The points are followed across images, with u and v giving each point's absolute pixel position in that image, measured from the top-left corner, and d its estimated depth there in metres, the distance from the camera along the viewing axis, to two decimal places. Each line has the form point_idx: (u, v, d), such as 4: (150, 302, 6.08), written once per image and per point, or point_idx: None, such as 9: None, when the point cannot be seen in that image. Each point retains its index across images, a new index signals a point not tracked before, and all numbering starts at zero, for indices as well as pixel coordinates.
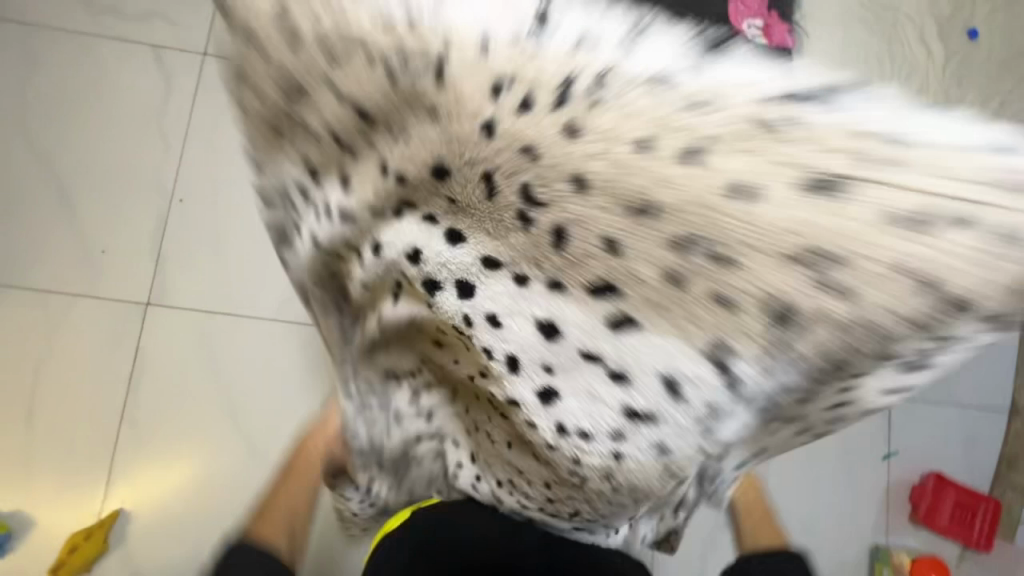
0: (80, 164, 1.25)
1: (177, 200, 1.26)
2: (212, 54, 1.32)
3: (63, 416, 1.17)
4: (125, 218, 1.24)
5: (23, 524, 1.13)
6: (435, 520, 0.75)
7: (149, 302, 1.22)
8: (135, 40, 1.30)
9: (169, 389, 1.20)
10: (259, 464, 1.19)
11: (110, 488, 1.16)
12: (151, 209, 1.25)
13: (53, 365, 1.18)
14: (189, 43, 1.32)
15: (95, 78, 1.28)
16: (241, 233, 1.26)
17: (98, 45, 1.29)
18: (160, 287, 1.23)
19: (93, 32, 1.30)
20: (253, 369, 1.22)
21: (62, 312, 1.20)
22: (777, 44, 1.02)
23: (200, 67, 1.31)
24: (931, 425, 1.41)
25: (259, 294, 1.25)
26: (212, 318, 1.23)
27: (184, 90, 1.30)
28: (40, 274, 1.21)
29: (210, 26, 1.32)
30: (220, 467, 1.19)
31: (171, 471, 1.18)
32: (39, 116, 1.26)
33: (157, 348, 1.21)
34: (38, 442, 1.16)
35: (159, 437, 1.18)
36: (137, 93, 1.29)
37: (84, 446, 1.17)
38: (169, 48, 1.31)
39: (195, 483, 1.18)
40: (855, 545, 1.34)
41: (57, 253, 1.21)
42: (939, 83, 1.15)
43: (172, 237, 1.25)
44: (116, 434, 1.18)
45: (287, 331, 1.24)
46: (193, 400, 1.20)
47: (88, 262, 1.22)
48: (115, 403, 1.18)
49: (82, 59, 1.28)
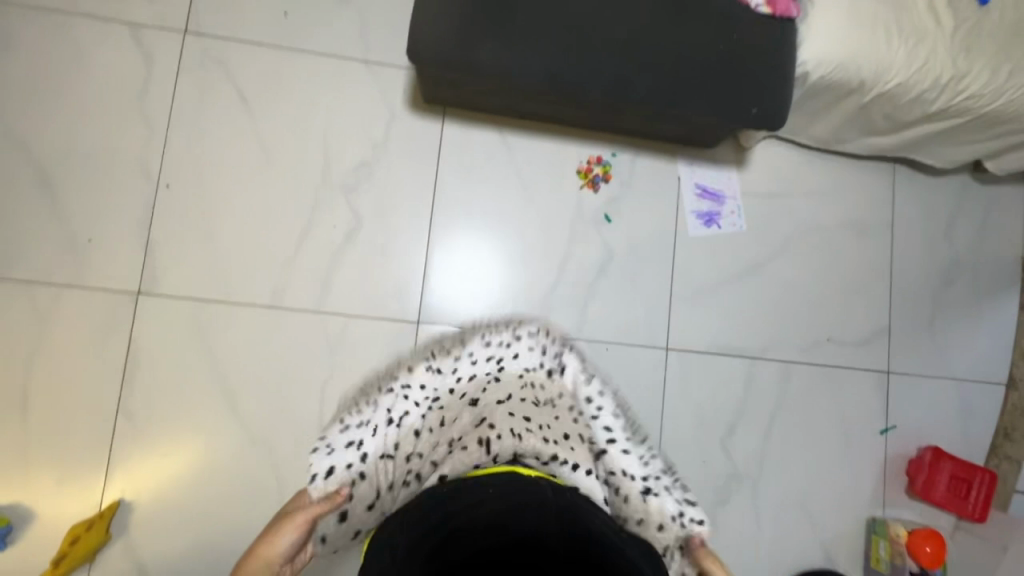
0: (60, 151, 1.21)
1: (163, 185, 1.22)
2: (192, 32, 1.26)
3: (57, 407, 1.16)
4: (111, 204, 1.21)
5: (24, 517, 1.12)
6: (462, 485, 0.60)
7: (139, 291, 1.19)
8: (110, 18, 1.25)
9: (164, 380, 1.18)
10: (258, 452, 1.19)
11: (109, 479, 1.15)
12: (136, 197, 1.21)
13: (44, 358, 1.16)
14: (168, 21, 1.26)
15: (71, 59, 1.23)
16: (231, 217, 1.23)
17: (72, 23, 1.24)
18: (150, 275, 1.20)
19: (65, 9, 1.24)
20: (250, 359, 1.21)
21: (50, 303, 1.17)
22: (779, 14, 1.07)
23: (180, 45, 1.26)
24: (931, 398, 1.42)
25: (253, 282, 1.22)
26: (205, 308, 1.21)
27: (165, 70, 1.25)
28: (26, 265, 1.17)
29: (187, 2, 1.27)
30: (217, 455, 1.18)
31: (171, 461, 1.17)
32: (14, 101, 1.20)
33: (150, 338, 1.19)
34: (33, 434, 1.15)
35: (156, 428, 1.17)
36: (115, 75, 1.24)
37: (81, 438, 1.16)
38: (147, 25, 1.25)
39: (195, 472, 1.17)
40: (852, 518, 1.36)
41: (41, 240, 1.18)
42: (946, 51, 1.12)
43: (160, 225, 1.21)
44: (113, 424, 1.16)
45: (281, 317, 1.22)
46: (189, 388, 1.19)
47: (74, 250, 1.19)
48: (111, 394, 1.17)
49: (54, 39, 1.23)
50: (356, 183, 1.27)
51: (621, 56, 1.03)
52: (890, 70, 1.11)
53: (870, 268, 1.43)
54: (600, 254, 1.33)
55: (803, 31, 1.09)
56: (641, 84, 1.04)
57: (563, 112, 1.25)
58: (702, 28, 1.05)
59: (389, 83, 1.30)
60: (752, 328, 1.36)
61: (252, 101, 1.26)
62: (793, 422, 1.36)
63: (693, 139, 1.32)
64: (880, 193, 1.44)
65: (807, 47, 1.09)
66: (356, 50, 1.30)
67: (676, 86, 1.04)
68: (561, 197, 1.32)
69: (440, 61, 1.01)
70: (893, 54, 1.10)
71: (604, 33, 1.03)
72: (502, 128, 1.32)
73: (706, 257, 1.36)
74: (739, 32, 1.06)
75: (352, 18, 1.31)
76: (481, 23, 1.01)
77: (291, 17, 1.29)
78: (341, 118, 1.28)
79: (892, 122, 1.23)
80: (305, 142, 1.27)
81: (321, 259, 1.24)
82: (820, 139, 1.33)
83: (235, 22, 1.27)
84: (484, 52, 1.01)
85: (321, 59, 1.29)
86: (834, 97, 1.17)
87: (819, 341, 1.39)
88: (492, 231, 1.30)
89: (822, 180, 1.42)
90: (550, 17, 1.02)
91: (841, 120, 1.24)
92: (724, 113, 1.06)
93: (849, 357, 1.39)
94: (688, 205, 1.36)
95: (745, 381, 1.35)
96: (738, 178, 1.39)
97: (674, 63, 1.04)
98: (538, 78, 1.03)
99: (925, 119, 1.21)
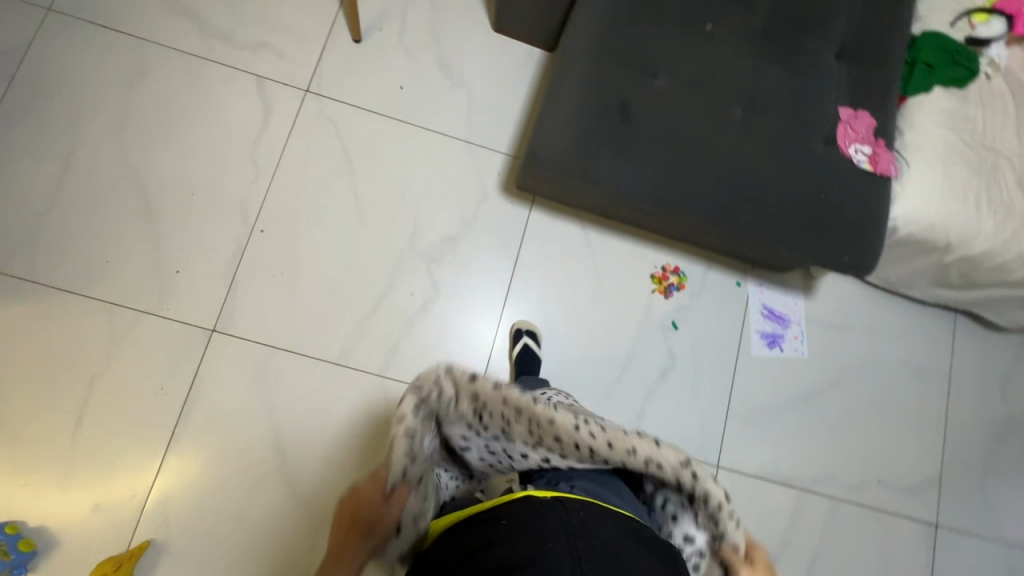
0: (168, 182, 1.25)
1: (257, 229, 1.26)
2: (313, 91, 1.33)
3: (111, 434, 1.15)
4: (205, 238, 1.24)
5: (50, 543, 1.09)
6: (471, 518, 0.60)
7: (214, 329, 1.21)
8: (240, 68, 1.32)
9: (221, 421, 1.18)
10: (297, 511, 1.16)
11: (144, 517, 1.12)
12: (229, 237, 1.25)
13: (109, 381, 1.16)
14: (293, 79, 1.33)
15: (195, 99, 1.30)
16: (315, 268, 1.26)
17: (204, 66, 1.31)
18: (227, 315, 1.22)
19: (201, 54, 1.32)
20: (306, 411, 1.20)
21: (125, 327, 1.18)
22: (881, 172, 1.10)
23: (299, 101, 1.33)
24: (977, 560, 1.38)
25: (320, 335, 1.24)
26: (272, 354, 1.21)
27: (281, 123, 1.31)
28: (110, 284, 1.19)
29: (314, 64, 1.35)
30: (253, 507, 1.15)
31: (206, 505, 1.14)
32: (137, 131, 1.26)
33: (214, 376, 1.19)
34: (81, 454, 1.13)
35: (200, 469, 1.15)
36: (235, 120, 1.30)
37: (128, 466, 1.14)
38: (272, 80, 1.33)
39: (228, 521, 1.14)
40: None
41: (130, 264, 1.21)
42: None
43: (245, 267, 1.24)
44: (159, 459, 1.15)
45: (345, 376, 1.23)
46: (242, 427, 1.18)
47: (160, 278, 1.21)
48: (166, 428, 1.16)
49: (186, 79, 1.30)
50: (440, 255, 1.31)
51: (725, 189, 1.05)
52: (975, 237, 1.13)
53: (925, 412, 1.43)
54: (663, 358, 1.35)
55: (898, 189, 1.12)
56: (741, 217, 1.05)
57: (649, 221, 1.28)
58: (806, 174, 1.07)
59: (486, 166, 1.36)
60: (803, 454, 1.36)
61: (356, 163, 1.32)
62: (834, 562, 1.32)
63: (768, 263, 1.35)
64: (940, 342, 1.46)
65: (900, 204, 1.12)
66: (460, 129, 1.37)
67: (775, 223, 1.05)
68: (632, 297, 1.36)
69: (553, 161, 1.02)
70: (981, 222, 1.13)
71: (715, 166, 1.05)
72: (584, 222, 1.38)
73: (765, 379, 1.38)
74: (842, 182, 1.08)
75: (462, 99, 1.38)
76: (599, 138, 1.03)
77: (406, 92, 1.37)
78: (435, 192, 1.33)
79: (966, 280, 1.25)
80: (398, 206, 1.31)
81: (395, 321, 1.26)
82: (890, 282, 1.35)
83: (353, 88, 1.35)
84: (599, 164, 1.02)
85: (425, 132, 1.36)
86: (917, 251, 1.19)
87: (870, 482, 1.38)
88: (593, 293, 1.35)
89: (884, 319, 1.45)
90: (667, 140, 1.05)
91: (916, 269, 1.26)
92: (819, 257, 1.07)
93: (899, 503, 1.38)
94: (753, 324, 1.39)
95: (792, 509, 1.33)
96: (804, 306, 1.43)
97: (780, 202, 1.06)
98: (647, 197, 1.03)
99: (1002, 283, 1.23)
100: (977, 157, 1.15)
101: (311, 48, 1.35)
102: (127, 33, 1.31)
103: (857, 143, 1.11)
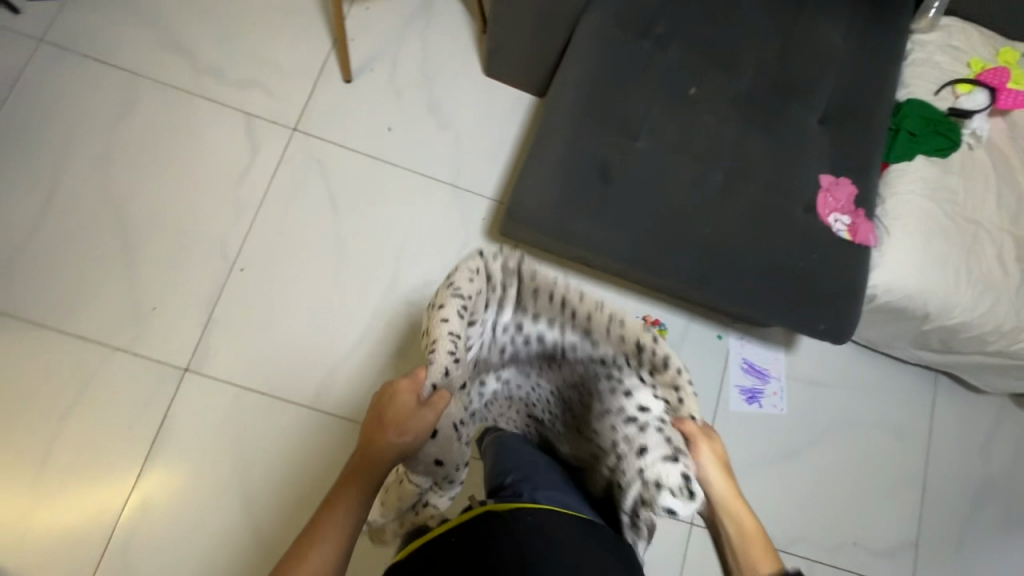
0: (150, 217, 1.25)
1: (237, 268, 1.26)
2: (300, 130, 1.34)
3: (77, 473, 1.13)
4: (184, 274, 1.23)
5: None
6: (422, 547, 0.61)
7: (187, 368, 1.20)
8: (229, 105, 1.33)
9: (189, 461, 1.16)
10: (261, 558, 1.14)
11: (104, 561, 1.10)
12: (209, 275, 1.24)
13: (77, 419, 1.15)
14: (281, 117, 1.34)
15: (182, 134, 1.30)
16: (293, 308, 1.25)
17: (193, 101, 1.32)
18: (201, 354, 1.21)
19: (191, 89, 1.32)
20: (276, 454, 1.19)
21: (97, 364, 1.18)
22: (860, 241, 1.10)
23: (286, 140, 1.33)
24: None
25: (295, 377, 1.23)
26: (245, 395, 1.20)
27: (267, 161, 1.31)
28: (85, 320, 1.19)
29: (303, 103, 1.35)
30: (218, 552, 1.13)
31: (169, 548, 1.12)
32: (122, 164, 1.27)
33: (185, 415, 1.18)
34: (45, 492, 1.12)
35: (164, 511, 1.14)
36: (221, 156, 1.30)
37: (92, 507, 1.12)
38: (260, 117, 1.33)
39: (190, 567, 1.12)
40: None
41: (107, 299, 1.20)
42: (1010, 303, 1.16)
43: (223, 305, 1.23)
44: (124, 500, 1.13)
45: (317, 420, 1.22)
46: (211, 469, 1.17)
47: (136, 314, 1.20)
48: (132, 468, 1.15)
49: (174, 114, 1.30)
50: (421, 298, 1.30)
51: (703, 253, 1.04)
52: (953, 308, 1.13)
53: (903, 473, 1.42)
54: None
55: (877, 258, 1.12)
56: (718, 282, 1.04)
57: (631, 275, 1.28)
58: (785, 242, 1.07)
59: (471, 210, 1.36)
60: (778, 512, 1.35)
61: (340, 202, 1.32)
62: None
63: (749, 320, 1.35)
64: (920, 403, 1.45)
65: (879, 273, 1.12)
66: (446, 173, 1.37)
67: (752, 288, 1.05)
68: None
69: (532, 219, 1.02)
70: (959, 294, 1.13)
71: (694, 230, 1.05)
72: (567, 270, 1.37)
73: (743, 435, 1.37)
74: (821, 251, 1.08)
75: (450, 142, 1.39)
76: (578, 199, 1.03)
77: (393, 133, 1.37)
78: (419, 233, 1.33)
79: (946, 347, 1.25)
80: (381, 248, 1.31)
81: (372, 365, 1.25)
82: (871, 340, 1.32)
83: (341, 129, 1.35)
84: (577, 224, 1.02)
85: (411, 174, 1.36)
86: (897, 318, 1.19)
87: (846, 543, 1.36)
88: None
89: (865, 378, 1.44)
90: (647, 202, 1.05)
91: (897, 330, 1.23)
92: (796, 323, 1.07)
93: (875, 566, 1.36)
94: (732, 379, 1.39)
95: None
96: (785, 361, 1.42)
97: (758, 268, 1.06)
98: (624, 259, 1.03)
99: (980, 352, 1.23)
100: (957, 227, 1.15)
101: (301, 87, 1.36)
102: (117, 66, 1.31)
103: (837, 212, 1.11)
